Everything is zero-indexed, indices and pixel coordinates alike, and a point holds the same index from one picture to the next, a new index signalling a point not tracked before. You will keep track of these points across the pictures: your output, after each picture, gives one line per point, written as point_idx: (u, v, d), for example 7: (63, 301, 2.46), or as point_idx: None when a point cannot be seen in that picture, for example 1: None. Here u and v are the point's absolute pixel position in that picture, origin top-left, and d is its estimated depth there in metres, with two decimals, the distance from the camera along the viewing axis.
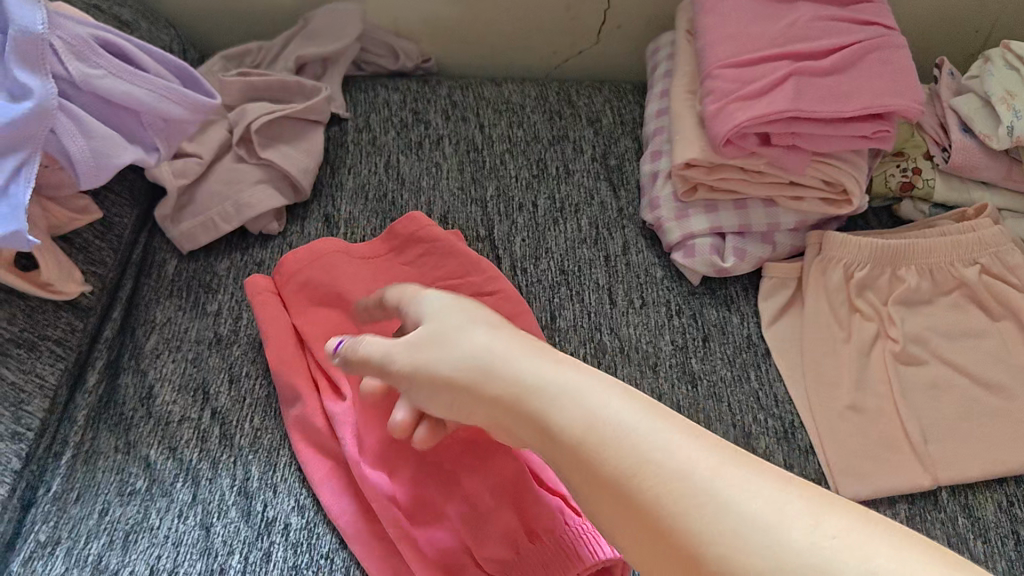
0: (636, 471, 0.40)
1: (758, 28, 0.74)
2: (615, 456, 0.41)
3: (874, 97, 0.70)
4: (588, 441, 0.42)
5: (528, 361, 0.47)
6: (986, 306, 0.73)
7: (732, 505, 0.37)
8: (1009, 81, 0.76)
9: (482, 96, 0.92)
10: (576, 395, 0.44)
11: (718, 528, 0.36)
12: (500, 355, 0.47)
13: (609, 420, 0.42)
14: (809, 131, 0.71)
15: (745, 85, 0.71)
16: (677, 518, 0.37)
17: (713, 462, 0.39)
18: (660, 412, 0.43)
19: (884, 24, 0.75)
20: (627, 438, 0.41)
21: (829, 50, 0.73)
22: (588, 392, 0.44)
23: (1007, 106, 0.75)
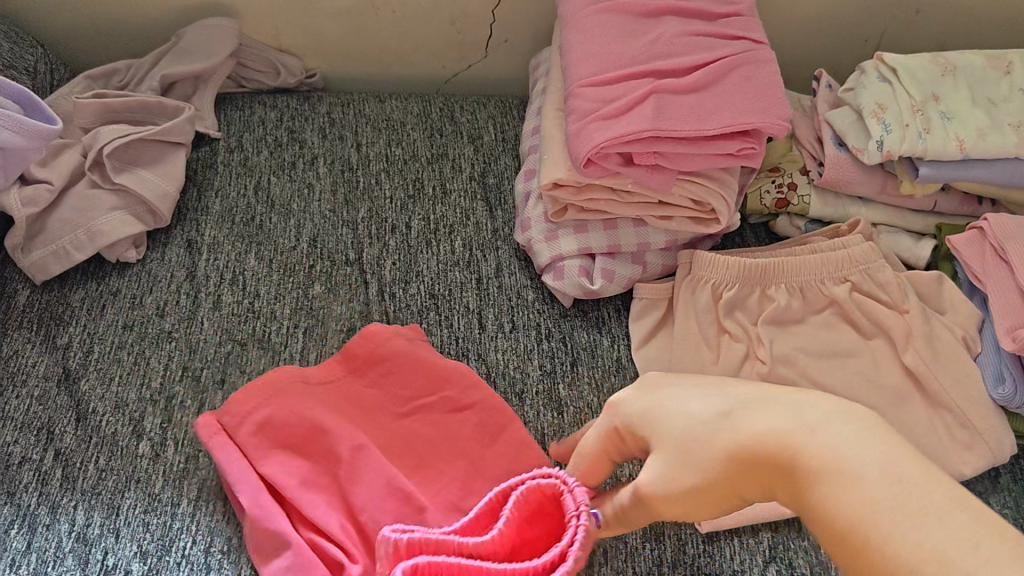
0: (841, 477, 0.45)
1: (621, 44, 0.73)
2: (832, 474, 0.46)
3: (735, 114, 0.69)
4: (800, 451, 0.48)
5: (748, 409, 0.51)
6: (855, 324, 0.72)
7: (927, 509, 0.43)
8: (880, 93, 0.75)
9: (362, 113, 0.90)
10: (809, 476, 0.46)
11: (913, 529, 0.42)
12: (721, 403, 0.52)
13: (819, 436, 0.48)
14: (671, 150, 0.69)
15: (606, 104, 0.70)
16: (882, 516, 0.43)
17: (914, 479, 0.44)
18: (871, 429, 0.48)
19: (752, 37, 0.74)
20: (847, 506, 0.44)
21: (692, 66, 0.72)
22: (823, 461, 0.46)
23: (877, 119, 0.73)
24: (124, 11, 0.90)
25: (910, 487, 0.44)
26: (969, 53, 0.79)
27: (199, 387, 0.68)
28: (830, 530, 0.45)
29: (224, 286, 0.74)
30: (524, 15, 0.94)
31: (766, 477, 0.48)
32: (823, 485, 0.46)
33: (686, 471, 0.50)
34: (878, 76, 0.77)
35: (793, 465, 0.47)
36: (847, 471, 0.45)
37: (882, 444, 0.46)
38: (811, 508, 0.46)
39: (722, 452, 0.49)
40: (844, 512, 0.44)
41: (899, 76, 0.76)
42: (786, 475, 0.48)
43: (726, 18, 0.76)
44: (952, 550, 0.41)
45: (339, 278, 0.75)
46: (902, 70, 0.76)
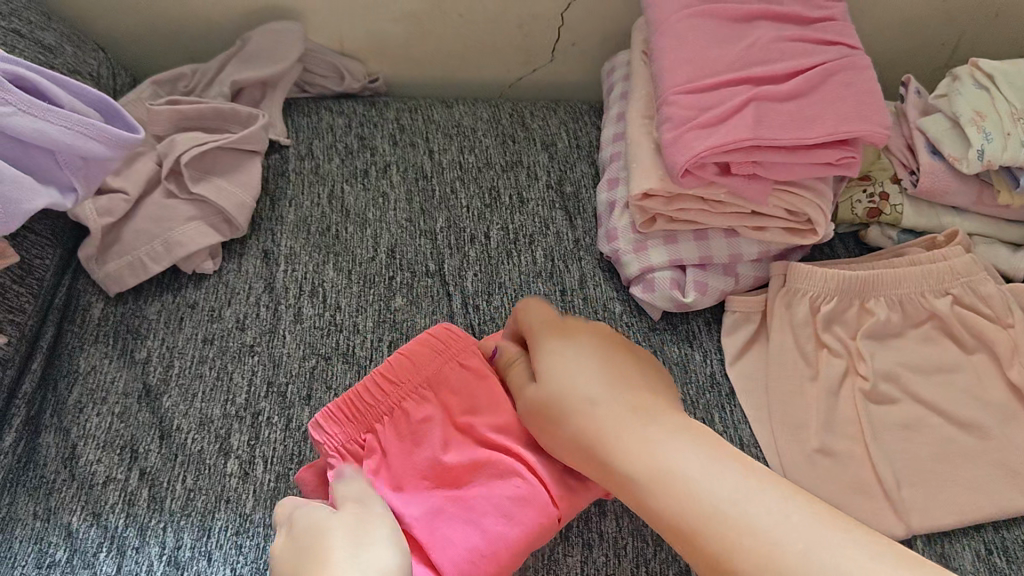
0: (712, 516, 0.46)
1: (716, 50, 0.71)
2: (700, 509, 0.46)
3: (837, 123, 0.68)
4: (658, 469, 0.49)
5: (647, 434, 0.51)
6: (956, 338, 0.70)
7: (779, 536, 0.44)
8: (977, 100, 0.73)
9: (431, 119, 0.88)
10: (659, 481, 0.49)
11: (760, 552, 0.43)
12: (596, 393, 0.54)
13: (681, 463, 0.49)
14: (770, 160, 0.68)
15: (704, 112, 0.68)
16: (737, 539, 0.44)
17: (784, 514, 0.45)
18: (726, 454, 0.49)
19: (848, 43, 0.73)
20: (749, 532, 0.44)
21: (790, 73, 0.70)
22: (695, 469, 0.48)
23: (977, 127, 0.72)
24: (188, 17, 0.88)
25: (787, 507, 0.45)
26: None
27: (285, 403, 0.66)
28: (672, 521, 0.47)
29: (303, 298, 0.72)
30: (593, 18, 0.92)
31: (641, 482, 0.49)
32: (672, 488, 0.48)
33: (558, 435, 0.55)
34: (974, 82, 0.75)
35: (659, 470, 0.49)
36: (741, 508, 0.45)
37: (748, 470, 0.48)
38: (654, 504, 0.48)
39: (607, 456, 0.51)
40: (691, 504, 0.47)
41: (995, 83, 0.74)
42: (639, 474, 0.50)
43: (821, 23, 0.74)
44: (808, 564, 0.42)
45: (421, 289, 0.73)
46: (1000, 76, 0.74)
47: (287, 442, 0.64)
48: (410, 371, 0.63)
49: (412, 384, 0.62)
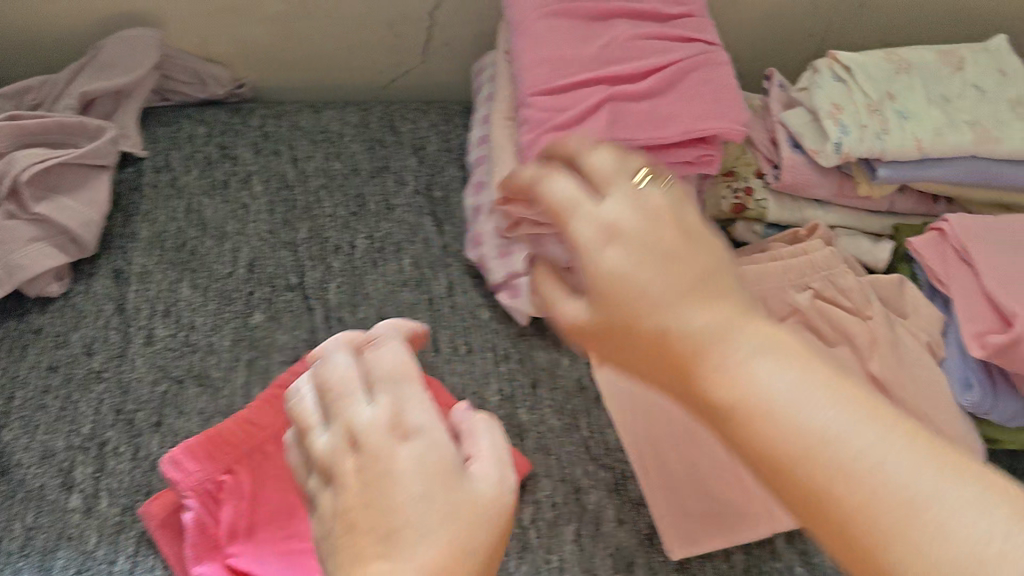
0: (802, 459, 0.38)
1: (572, 48, 0.69)
2: (794, 449, 0.39)
3: (694, 120, 0.67)
4: (775, 445, 0.39)
5: (698, 321, 0.45)
6: (818, 332, 0.70)
7: (890, 476, 0.36)
8: (834, 93, 0.73)
9: (297, 126, 0.86)
10: (762, 413, 0.41)
11: (864, 491, 0.36)
12: (651, 296, 0.45)
13: (759, 397, 0.41)
14: (628, 160, 0.67)
15: (559, 113, 0.67)
16: (829, 493, 0.37)
17: (867, 444, 0.37)
18: (878, 418, 0.38)
19: (706, 39, 0.72)
20: (865, 478, 0.36)
21: (647, 71, 0.69)
22: (801, 406, 0.40)
23: (834, 120, 0.71)
24: (34, 25, 0.84)
25: (877, 429, 0.38)
26: (925, 49, 0.77)
27: (133, 430, 0.63)
28: (776, 472, 0.39)
29: (156, 319, 0.69)
30: (465, 17, 0.90)
31: (823, 393, 0.40)
32: (766, 428, 0.40)
33: (638, 313, 0.45)
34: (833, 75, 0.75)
35: (764, 409, 0.41)
36: (851, 447, 0.37)
37: (851, 400, 0.39)
38: (754, 427, 0.41)
39: (701, 375, 0.44)
40: (816, 434, 0.38)
41: (853, 77, 0.74)
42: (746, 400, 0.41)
43: (677, 19, 0.73)
44: (919, 497, 0.35)
45: (281, 304, 0.71)
46: (857, 69, 0.74)
47: (136, 472, 0.62)
48: (273, 415, 0.60)
49: (272, 429, 0.60)
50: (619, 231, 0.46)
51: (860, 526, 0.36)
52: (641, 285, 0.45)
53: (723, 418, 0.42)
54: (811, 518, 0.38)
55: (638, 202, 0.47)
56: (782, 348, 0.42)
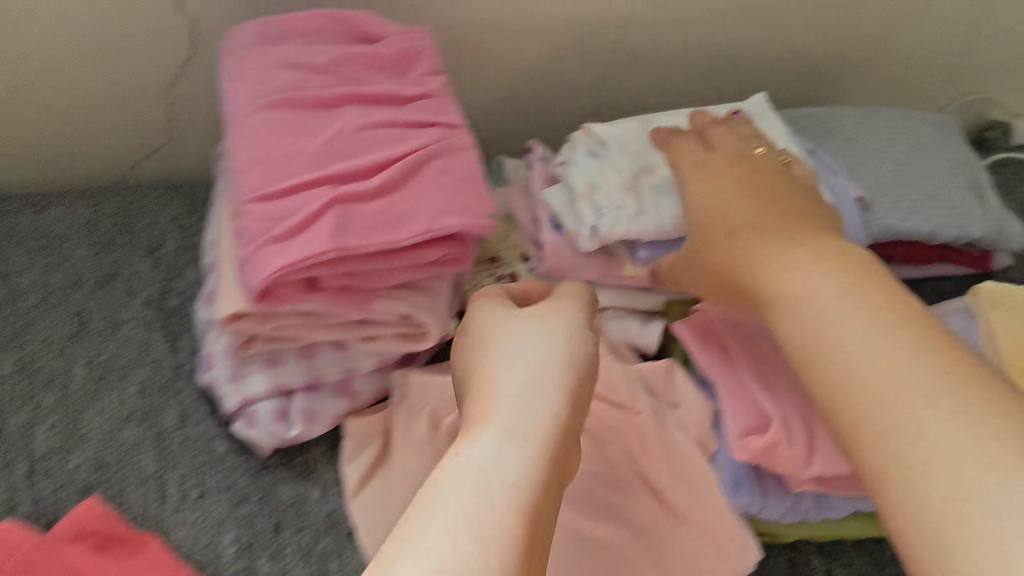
0: (836, 355, 0.48)
1: (295, 143, 0.61)
2: (833, 365, 0.48)
3: (432, 218, 0.61)
4: (818, 348, 0.49)
5: (789, 264, 0.54)
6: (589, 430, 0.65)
7: (910, 420, 0.43)
8: (590, 172, 0.69)
9: (10, 230, 0.75)
10: (829, 350, 0.48)
11: (877, 412, 0.44)
12: (737, 254, 0.57)
13: (828, 310, 0.50)
14: (362, 268, 0.60)
15: (279, 222, 0.59)
16: (870, 402, 0.45)
17: (891, 361, 0.45)
18: (912, 316, 0.48)
19: (446, 122, 0.66)
20: (864, 390, 0.45)
21: (379, 166, 0.62)
22: (858, 335, 0.47)
23: (590, 201, 0.67)
24: None
25: (920, 356, 0.45)
26: (684, 115, 0.74)
27: None
28: (813, 363, 0.49)
29: None
30: (204, 92, 0.82)
31: (886, 287, 0.50)
32: (830, 366, 0.48)
33: (732, 246, 0.58)
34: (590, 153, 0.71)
35: (817, 324, 0.49)
36: (886, 382, 0.45)
37: (905, 319, 0.48)
38: (758, 261, 0.55)
39: (761, 282, 0.55)
40: (892, 313, 0.48)
41: (609, 153, 0.70)
42: (736, 256, 0.57)
43: (416, 101, 0.67)
44: (920, 419, 0.42)
45: None
46: (612, 143, 0.70)
47: None
48: None
49: None
50: (731, 166, 0.63)
51: (874, 437, 0.44)
52: (727, 219, 0.59)
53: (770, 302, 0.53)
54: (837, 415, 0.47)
55: (728, 170, 0.63)
56: (842, 271, 0.51)
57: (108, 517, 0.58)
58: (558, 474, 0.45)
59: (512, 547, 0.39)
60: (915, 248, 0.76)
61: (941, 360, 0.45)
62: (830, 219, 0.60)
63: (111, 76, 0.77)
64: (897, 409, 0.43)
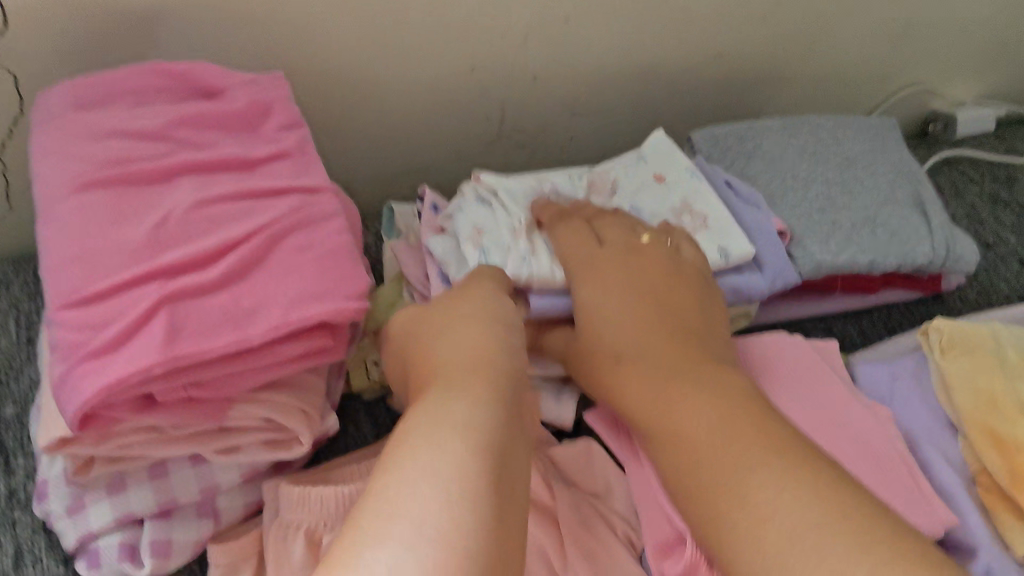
0: (699, 462, 0.45)
1: (119, 230, 0.52)
2: (699, 465, 0.45)
3: (288, 309, 0.51)
4: (684, 455, 0.46)
5: (641, 360, 0.53)
6: None
7: (756, 524, 0.40)
8: (479, 218, 0.64)
9: None
10: (692, 450, 0.46)
11: (733, 520, 0.41)
12: (604, 347, 0.55)
13: (685, 416, 0.48)
14: (206, 376, 0.50)
15: (99, 331, 0.48)
16: (723, 513, 0.42)
17: (745, 459, 0.43)
18: (770, 419, 0.46)
19: (305, 185, 0.57)
20: (727, 497, 0.42)
21: (224, 249, 0.53)
22: (714, 435, 0.46)
23: (474, 244, 0.61)
24: None
25: (774, 455, 0.43)
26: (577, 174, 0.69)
27: None
28: (675, 461, 0.47)
29: None
30: None
31: (763, 413, 0.47)
32: (691, 465, 0.45)
33: (608, 352, 0.55)
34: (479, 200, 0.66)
35: (676, 423, 0.48)
36: (746, 478, 0.42)
37: (757, 417, 0.46)
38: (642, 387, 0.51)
39: (625, 384, 0.53)
40: (772, 438, 0.44)
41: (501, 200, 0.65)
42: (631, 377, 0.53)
43: (269, 163, 0.58)
44: (777, 531, 0.40)
45: None
46: (501, 190, 0.65)
47: None
48: None
49: None
50: (615, 261, 0.59)
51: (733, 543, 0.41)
52: (607, 325, 0.56)
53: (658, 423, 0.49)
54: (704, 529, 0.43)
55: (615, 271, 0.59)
56: (710, 377, 0.50)
57: None
58: (508, 472, 0.43)
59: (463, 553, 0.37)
60: (856, 281, 0.69)
61: (790, 459, 0.43)
62: (716, 337, 0.56)
63: None
64: (774, 540, 0.39)
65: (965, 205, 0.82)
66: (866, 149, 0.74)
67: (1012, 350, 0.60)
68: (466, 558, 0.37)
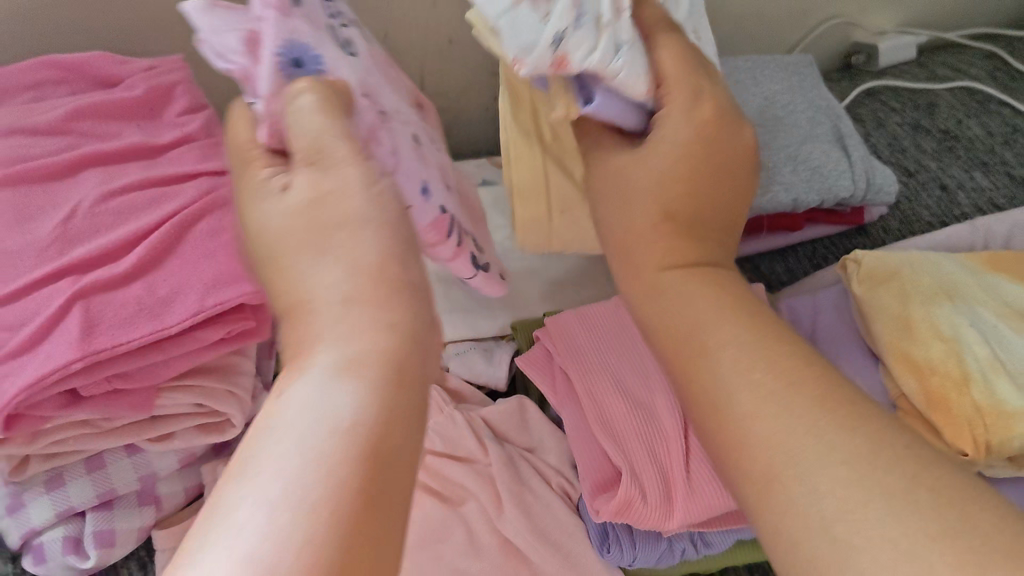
0: (711, 374, 0.32)
1: (23, 231, 0.52)
2: (703, 380, 0.32)
3: (205, 291, 0.51)
4: (686, 334, 0.34)
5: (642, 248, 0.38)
6: (437, 493, 0.57)
7: (803, 481, 0.28)
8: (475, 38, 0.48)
9: None
10: (688, 340, 0.34)
11: (758, 445, 0.30)
12: (627, 211, 0.39)
13: (669, 311, 0.36)
14: (129, 366, 0.50)
15: (12, 333, 0.49)
16: (744, 448, 0.30)
17: (740, 367, 0.32)
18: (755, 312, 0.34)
19: (212, 168, 0.58)
20: (751, 416, 0.30)
21: (133, 239, 0.53)
22: (699, 313, 0.34)
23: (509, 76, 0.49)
24: None
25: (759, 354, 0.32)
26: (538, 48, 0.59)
27: None
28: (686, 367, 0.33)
29: None
30: None
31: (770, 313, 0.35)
32: (702, 368, 0.33)
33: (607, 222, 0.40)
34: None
35: (679, 326, 0.35)
36: (778, 410, 0.30)
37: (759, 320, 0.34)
38: (648, 247, 0.38)
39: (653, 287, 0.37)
40: (784, 343, 0.32)
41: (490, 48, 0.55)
42: (635, 234, 0.38)
43: (176, 148, 0.59)
44: (805, 473, 0.28)
45: None
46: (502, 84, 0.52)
47: None
48: None
49: None
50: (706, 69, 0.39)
51: (764, 460, 0.29)
52: (627, 180, 0.39)
53: (653, 282, 0.37)
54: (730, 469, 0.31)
55: (694, 102, 0.37)
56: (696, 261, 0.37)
57: None
58: (405, 408, 0.30)
59: (338, 492, 0.26)
60: (780, 219, 0.70)
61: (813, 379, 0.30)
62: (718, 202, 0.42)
63: None
64: (804, 475, 0.28)
65: (887, 135, 0.84)
66: (784, 88, 0.74)
67: (926, 278, 0.60)
68: (327, 521, 0.25)
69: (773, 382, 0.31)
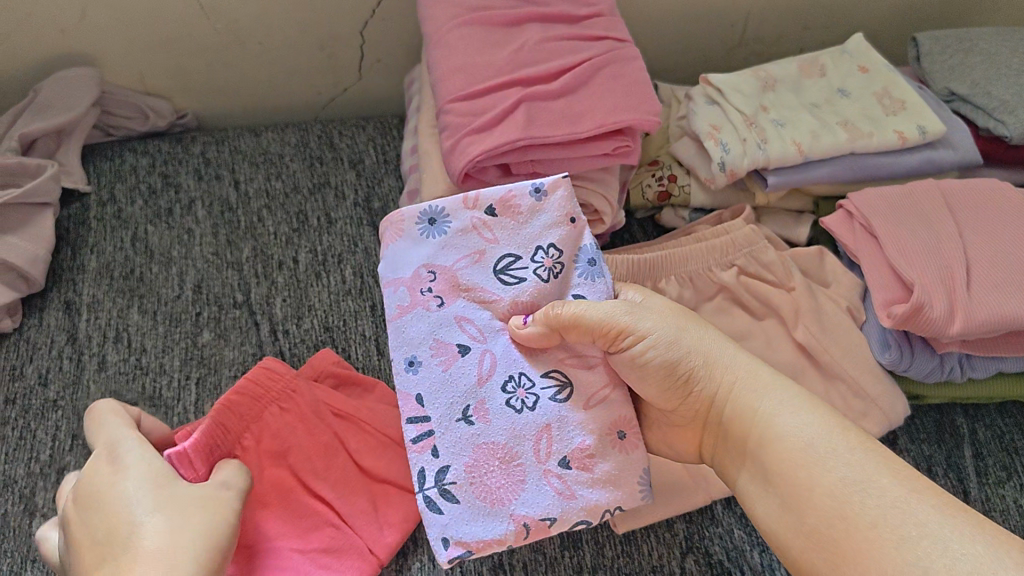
0: (819, 480, 0.51)
1: (485, 54, 0.72)
2: (812, 476, 0.52)
3: (606, 114, 0.70)
4: (800, 461, 0.52)
5: (753, 365, 0.59)
6: (747, 307, 0.73)
7: (916, 559, 0.46)
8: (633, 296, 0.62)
9: (237, 150, 0.87)
10: (807, 458, 0.52)
11: (905, 555, 0.46)
12: (711, 356, 0.59)
13: (800, 438, 0.53)
14: (546, 156, 0.70)
15: (479, 116, 0.69)
16: (880, 549, 0.47)
17: (885, 500, 0.49)
18: (865, 456, 0.51)
19: (615, 36, 0.76)
20: (900, 540, 0.47)
21: (560, 71, 0.72)
22: (859, 480, 0.50)
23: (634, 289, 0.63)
24: None
25: (897, 488, 0.49)
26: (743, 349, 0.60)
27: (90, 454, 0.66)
28: (786, 475, 0.53)
29: (107, 346, 0.72)
30: (391, 32, 0.92)
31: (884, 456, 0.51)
32: (807, 479, 0.52)
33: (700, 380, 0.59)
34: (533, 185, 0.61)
35: (808, 455, 0.52)
36: (897, 535, 0.47)
37: (871, 457, 0.51)
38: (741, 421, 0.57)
39: (750, 413, 0.56)
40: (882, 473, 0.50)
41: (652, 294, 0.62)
42: (779, 445, 0.54)
43: (590, 19, 0.77)
44: (925, 551, 0.46)
45: (228, 322, 0.74)
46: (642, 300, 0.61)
47: None
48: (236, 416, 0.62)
49: (237, 431, 0.62)
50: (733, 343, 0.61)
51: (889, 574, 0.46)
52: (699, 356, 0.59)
53: (761, 440, 0.55)
54: (823, 549, 0.50)
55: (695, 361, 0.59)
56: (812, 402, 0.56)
57: (340, 364, 0.68)
58: None
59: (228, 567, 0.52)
60: None
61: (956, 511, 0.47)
62: (783, 392, 0.57)
63: (307, 24, 0.88)
64: (922, 560, 0.46)
65: None
66: None
67: None
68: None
69: (919, 522, 0.47)
